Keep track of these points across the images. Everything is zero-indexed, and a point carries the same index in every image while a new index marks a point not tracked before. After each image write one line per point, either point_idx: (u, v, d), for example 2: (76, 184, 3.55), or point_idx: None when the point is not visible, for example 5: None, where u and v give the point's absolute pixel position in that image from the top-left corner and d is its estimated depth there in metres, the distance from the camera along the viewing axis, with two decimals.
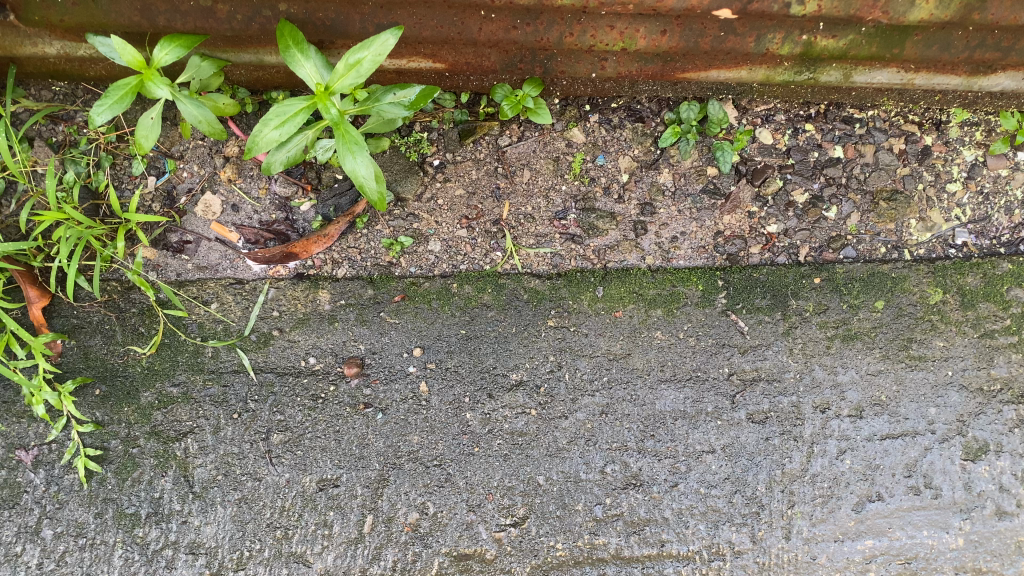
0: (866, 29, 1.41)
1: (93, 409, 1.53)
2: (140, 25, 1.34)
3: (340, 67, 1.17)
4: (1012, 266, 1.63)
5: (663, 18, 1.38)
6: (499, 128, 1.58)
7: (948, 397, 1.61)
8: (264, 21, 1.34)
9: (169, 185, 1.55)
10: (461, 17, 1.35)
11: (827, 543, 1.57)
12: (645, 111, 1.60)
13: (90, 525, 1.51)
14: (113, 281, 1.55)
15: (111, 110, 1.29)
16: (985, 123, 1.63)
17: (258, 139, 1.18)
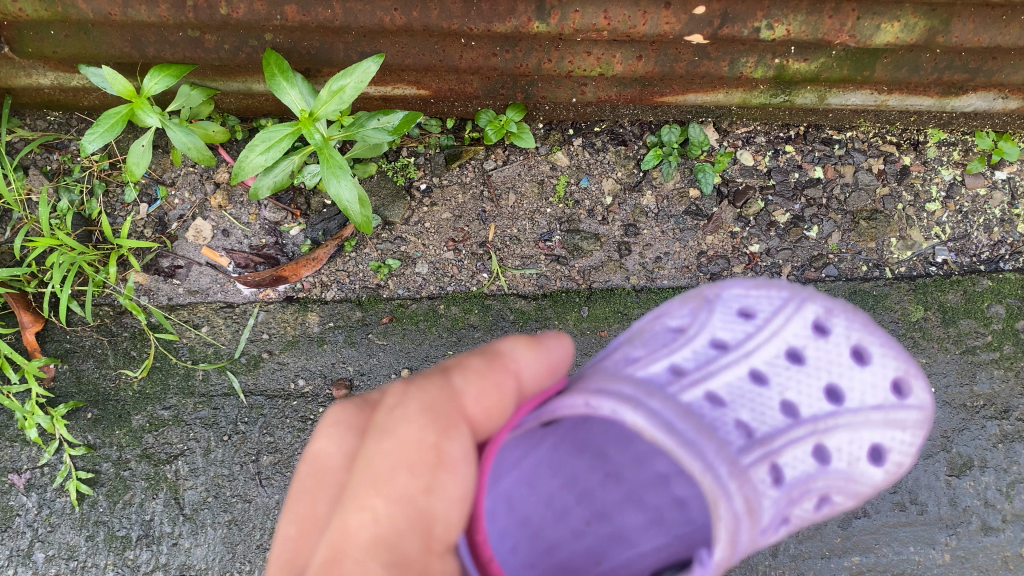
0: (836, 53, 1.46)
1: (85, 433, 1.55)
2: (131, 56, 1.39)
3: (323, 93, 1.20)
4: (992, 283, 1.66)
5: (638, 45, 1.43)
6: (484, 152, 1.62)
7: (932, 413, 1.62)
8: (251, 50, 1.38)
9: (161, 212, 1.58)
10: (441, 45, 1.40)
11: (813, 559, 1.58)
12: (627, 134, 1.64)
13: (82, 547, 1.53)
14: (105, 306, 1.57)
15: (102, 138, 1.33)
16: (962, 143, 1.68)
17: (244, 164, 1.21)
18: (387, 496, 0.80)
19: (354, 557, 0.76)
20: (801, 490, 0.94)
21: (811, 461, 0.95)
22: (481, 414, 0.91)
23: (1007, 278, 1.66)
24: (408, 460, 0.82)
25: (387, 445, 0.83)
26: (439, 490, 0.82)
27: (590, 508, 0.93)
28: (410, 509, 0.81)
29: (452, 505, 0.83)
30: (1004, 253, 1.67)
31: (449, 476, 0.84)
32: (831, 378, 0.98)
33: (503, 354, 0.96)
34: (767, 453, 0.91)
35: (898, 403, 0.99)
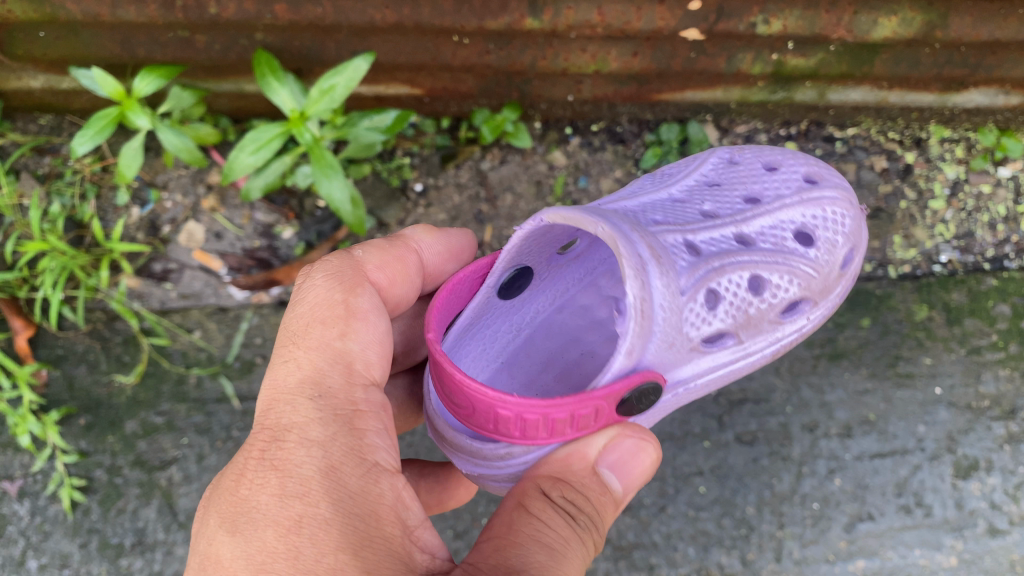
0: (834, 48, 1.45)
1: (77, 439, 1.53)
2: (121, 57, 1.37)
3: (314, 92, 1.19)
4: (997, 282, 1.63)
5: (633, 41, 1.41)
6: (480, 152, 1.60)
7: (937, 414, 1.59)
8: (242, 50, 1.37)
9: (152, 215, 1.57)
10: (434, 43, 1.38)
11: (819, 564, 1.54)
12: (625, 133, 1.60)
13: (74, 555, 1.49)
14: (98, 311, 1.55)
15: (92, 140, 1.30)
16: (965, 139, 1.67)
17: (234, 164, 1.19)
18: (309, 346, 0.89)
19: (285, 399, 0.85)
20: (725, 263, 0.93)
21: (732, 242, 0.97)
22: (388, 282, 1.01)
23: (1013, 277, 1.63)
24: (318, 316, 0.92)
25: (297, 310, 0.93)
26: (353, 335, 0.91)
27: (568, 387, 1.09)
28: (326, 351, 0.89)
29: (368, 347, 0.92)
30: (1009, 251, 1.64)
31: (361, 323, 0.93)
32: (743, 192, 1.06)
33: (407, 236, 1.07)
34: (676, 228, 0.96)
35: (809, 187, 1.05)
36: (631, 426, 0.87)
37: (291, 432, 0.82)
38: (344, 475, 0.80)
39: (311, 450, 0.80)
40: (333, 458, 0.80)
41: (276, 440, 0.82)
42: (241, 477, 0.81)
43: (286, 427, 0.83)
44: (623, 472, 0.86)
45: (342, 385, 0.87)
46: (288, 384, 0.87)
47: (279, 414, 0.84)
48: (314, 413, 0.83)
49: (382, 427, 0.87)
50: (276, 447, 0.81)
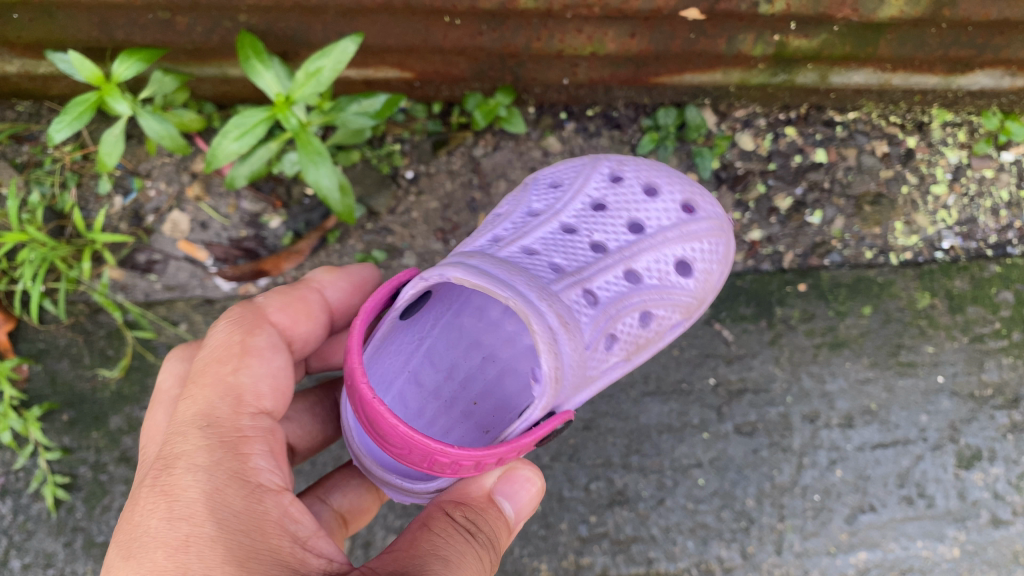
0: (837, 28, 1.41)
1: (60, 436, 1.48)
2: (99, 40, 1.32)
3: (300, 76, 1.15)
4: (1001, 268, 1.60)
5: (632, 22, 1.36)
6: (473, 138, 1.56)
7: (939, 403, 1.56)
8: (225, 33, 1.32)
9: (136, 205, 1.52)
10: (426, 24, 1.34)
11: (819, 557, 1.52)
12: (622, 118, 1.59)
13: (59, 555, 1.46)
14: (80, 303, 1.51)
15: (70, 127, 1.25)
16: (967, 123, 1.64)
17: (217, 151, 1.14)
18: (203, 385, 0.98)
19: (182, 433, 0.92)
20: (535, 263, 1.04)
21: (625, 283, 1.06)
22: (290, 321, 1.13)
23: (1016, 263, 1.60)
24: (217, 355, 1.01)
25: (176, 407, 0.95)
26: (245, 369, 1.02)
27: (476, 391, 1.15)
28: (217, 387, 0.98)
29: (258, 380, 1.02)
30: (1012, 237, 1.61)
31: (256, 359, 1.03)
32: (628, 216, 1.14)
33: (308, 280, 1.20)
34: (575, 280, 1.03)
35: (688, 219, 1.14)
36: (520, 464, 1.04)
37: (180, 472, 0.87)
38: (265, 559, 0.83)
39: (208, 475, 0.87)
40: (245, 532, 0.85)
41: (166, 468, 0.88)
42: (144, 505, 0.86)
43: (177, 456, 0.89)
44: (516, 496, 1.02)
45: (234, 460, 0.91)
46: (193, 457, 0.89)
47: (176, 446, 0.91)
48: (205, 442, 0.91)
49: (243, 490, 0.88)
50: (187, 523, 0.83)
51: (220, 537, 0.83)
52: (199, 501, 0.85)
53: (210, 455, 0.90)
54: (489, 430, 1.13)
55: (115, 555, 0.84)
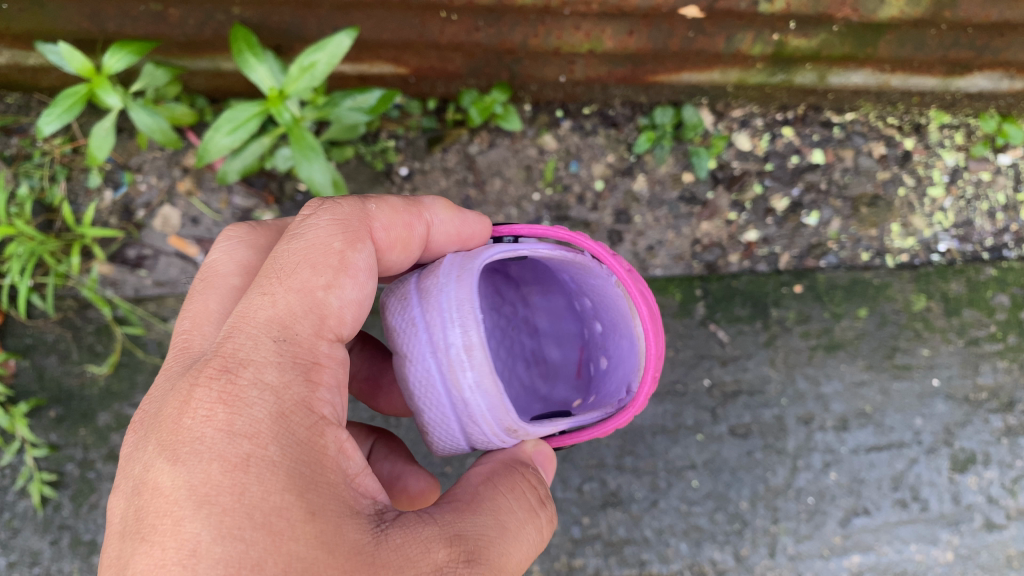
0: (837, 28, 1.40)
1: (48, 432, 1.47)
2: (90, 32, 1.31)
3: (294, 69, 1.13)
4: (997, 271, 1.59)
5: (630, 20, 1.35)
6: (468, 135, 1.55)
7: (935, 406, 1.56)
8: (218, 26, 1.31)
9: (126, 199, 1.50)
10: (421, 19, 1.32)
11: (812, 559, 1.51)
12: (618, 117, 1.59)
13: (45, 553, 1.44)
14: (69, 298, 1.49)
15: (59, 120, 1.23)
16: (965, 125, 1.63)
17: (209, 145, 1.12)
18: (291, 288, 0.80)
19: (248, 333, 0.77)
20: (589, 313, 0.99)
21: None
22: (385, 245, 0.90)
23: (1012, 266, 1.60)
24: (312, 258, 0.82)
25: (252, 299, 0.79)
26: (338, 290, 0.82)
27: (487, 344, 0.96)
28: (304, 298, 0.80)
29: (347, 305, 0.83)
30: (1009, 240, 1.61)
31: (350, 280, 0.83)
32: None
33: (420, 203, 0.94)
34: None
35: None
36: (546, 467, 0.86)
37: (245, 382, 0.74)
38: (324, 494, 0.72)
39: (264, 389, 0.74)
40: (310, 463, 0.73)
41: (228, 371, 0.74)
42: (187, 402, 0.73)
43: (241, 360, 0.75)
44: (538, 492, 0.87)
45: (303, 389, 0.76)
46: (261, 377, 0.74)
47: (238, 346, 0.76)
48: (274, 355, 0.76)
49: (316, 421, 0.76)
50: (249, 442, 0.70)
51: (286, 467, 0.71)
52: (258, 426, 0.71)
53: (285, 377, 0.75)
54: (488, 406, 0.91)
55: (157, 457, 0.71)
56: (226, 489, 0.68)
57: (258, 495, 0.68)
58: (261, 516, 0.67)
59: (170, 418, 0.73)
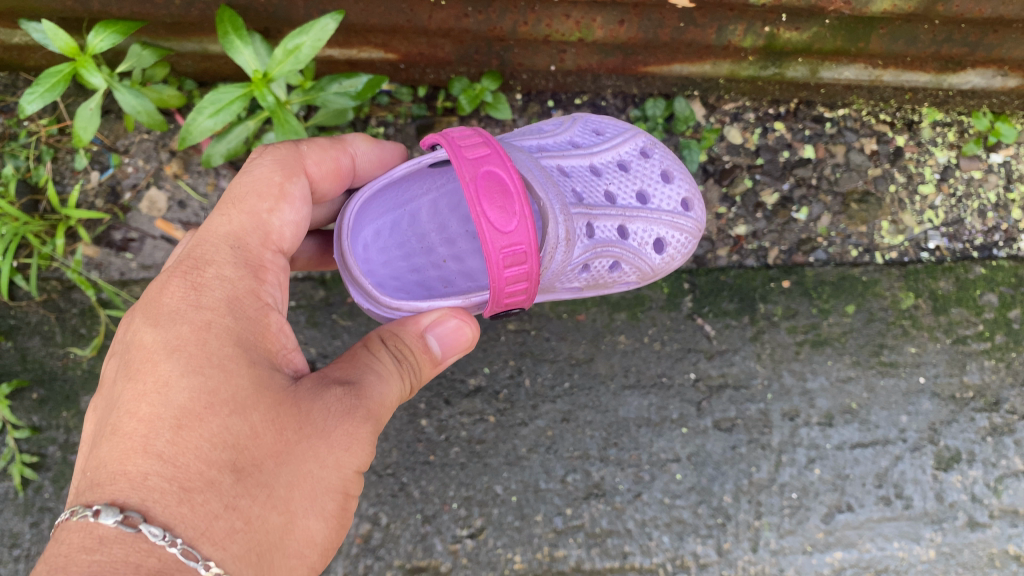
0: (830, 22, 1.39)
1: (30, 414, 1.46)
2: (75, 10, 1.29)
3: (278, 53, 1.12)
4: (986, 270, 1.59)
5: (621, 9, 1.34)
6: (458, 124, 1.54)
7: (920, 404, 1.56)
8: (204, 6, 1.29)
9: (113, 181, 1.49)
10: (410, 5, 1.31)
11: (795, 555, 1.51)
12: (610, 107, 1.57)
13: (26, 535, 1.43)
14: (53, 280, 1.47)
15: (42, 99, 1.22)
16: (957, 123, 1.63)
17: (191, 128, 1.11)
18: (243, 211, 1.01)
19: (211, 241, 0.98)
20: (581, 185, 1.23)
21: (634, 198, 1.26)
22: (319, 176, 1.12)
23: (1001, 265, 1.59)
24: (258, 189, 1.03)
25: (214, 219, 1.00)
26: (279, 213, 1.03)
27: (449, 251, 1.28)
28: (254, 220, 1.01)
29: (287, 226, 1.03)
30: (998, 240, 1.60)
31: (289, 205, 1.04)
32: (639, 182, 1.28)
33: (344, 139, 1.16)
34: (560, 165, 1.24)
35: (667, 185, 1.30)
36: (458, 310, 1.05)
37: (209, 273, 0.94)
38: (264, 355, 0.92)
39: (223, 278, 0.94)
40: (248, 333, 0.91)
41: (196, 267, 0.94)
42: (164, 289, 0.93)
43: (205, 259, 0.95)
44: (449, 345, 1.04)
45: (254, 284, 0.96)
46: (222, 270, 0.95)
47: (200, 248, 0.97)
48: (230, 255, 0.97)
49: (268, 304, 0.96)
50: (209, 309, 0.91)
51: (238, 330, 0.91)
52: (221, 300, 0.92)
53: (239, 270, 0.96)
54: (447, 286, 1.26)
55: (141, 324, 0.91)
56: (196, 345, 0.88)
57: (218, 346, 0.88)
58: (219, 360, 0.87)
59: (154, 296, 0.93)
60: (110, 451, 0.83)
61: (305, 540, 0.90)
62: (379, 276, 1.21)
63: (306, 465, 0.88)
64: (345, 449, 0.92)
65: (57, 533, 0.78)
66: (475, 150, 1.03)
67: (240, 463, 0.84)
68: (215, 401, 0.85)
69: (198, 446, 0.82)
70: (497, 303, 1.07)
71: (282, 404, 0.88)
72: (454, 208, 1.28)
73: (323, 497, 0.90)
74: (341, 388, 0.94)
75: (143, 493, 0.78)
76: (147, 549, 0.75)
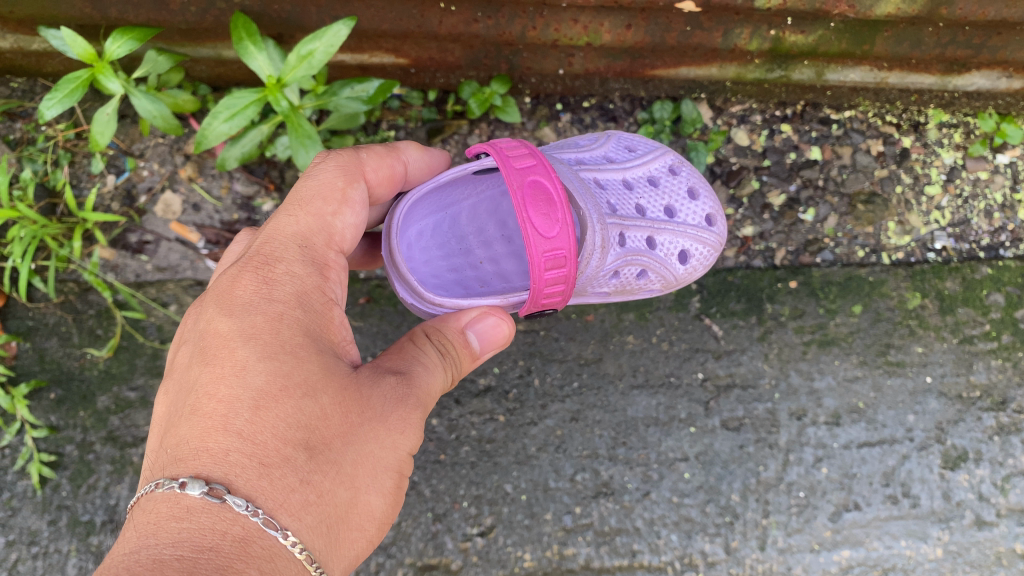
0: (835, 25, 1.41)
1: (48, 414, 1.48)
2: (92, 17, 1.32)
3: (292, 58, 1.14)
4: (992, 270, 1.60)
5: (628, 13, 1.36)
6: (468, 126, 1.55)
7: (927, 403, 1.57)
8: (219, 14, 1.32)
9: (129, 184, 1.52)
10: (420, 10, 1.34)
11: (802, 553, 1.52)
12: (617, 110, 1.58)
13: (43, 532, 1.46)
14: (70, 282, 1.50)
15: (61, 105, 1.24)
16: (964, 124, 1.64)
17: (207, 132, 1.14)
18: (308, 212, 1.03)
19: (279, 239, 1.01)
20: (617, 197, 1.25)
21: (663, 213, 1.29)
22: (374, 183, 1.13)
23: (1008, 266, 1.60)
24: (323, 191, 1.05)
25: (280, 218, 1.03)
26: (342, 216, 1.06)
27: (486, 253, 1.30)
28: (320, 222, 1.04)
29: (348, 229, 1.06)
30: (1005, 240, 1.61)
31: (350, 209, 1.07)
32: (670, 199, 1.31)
33: (398, 147, 1.17)
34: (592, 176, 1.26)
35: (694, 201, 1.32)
36: (493, 310, 1.08)
37: (279, 268, 0.98)
38: (331, 347, 0.96)
39: (293, 273, 0.98)
40: (317, 325, 0.95)
41: (267, 263, 0.98)
42: (236, 282, 0.96)
43: (276, 256, 0.99)
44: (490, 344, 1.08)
45: (319, 280, 1.00)
46: (292, 266, 0.98)
47: (270, 245, 1.00)
48: (298, 252, 1.00)
49: (331, 301, 0.99)
50: (282, 302, 0.94)
51: (309, 322, 0.95)
52: (291, 294, 0.96)
53: (304, 266, 0.99)
54: (483, 286, 1.28)
55: (214, 314, 0.94)
56: (270, 333, 0.91)
57: (290, 335, 0.92)
58: (291, 347, 0.91)
59: (226, 287, 0.97)
60: (189, 429, 0.86)
61: (366, 515, 0.92)
62: (420, 274, 1.24)
63: (369, 446, 0.91)
64: (401, 432, 0.95)
65: (141, 504, 0.82)
66: (523, 160, 1.07)
67: (312, 442, 0.87)
68: (289, 385, 0.88)
69: (276, 425, 0.86)
70: (534, 304, 1.10)
71: (349, 389, 0.92)
72: (493, 214, 1.30)
73: (385, 475, 0.93)
74: (394, 377, 0.97)
75: (226, 466, 0.82)
76: (232, 518, 0.78)
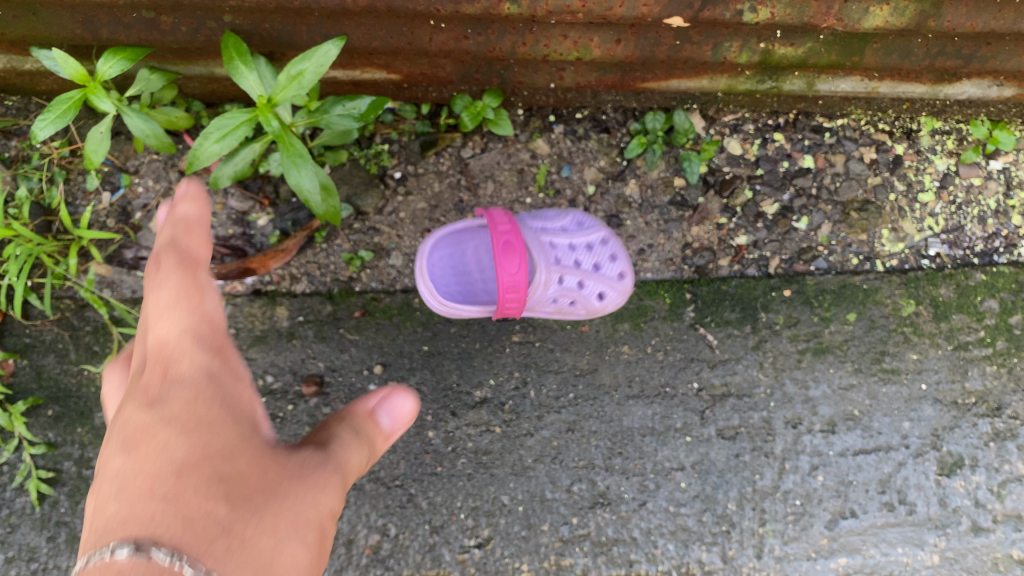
0: (824, 37, 1.42)
1: (45, 430, 1.48)
2: (83, 38, 1.32)
3: (283, 78, 1.14)
4: (986, 277, 1.60)
5: (618, 28, 1.36)
6: (461, 139, 1.57)
7: (922, 410, 1.58)
8: (210, 32, 1.33)
9: (124, 201, 1.53)
10: (410, 27, 1.34)
11: (799, 561, 1.54)
12: (611, 121, 1.59)
13: (43, 549, 1.47)
14: (67, 299, 1.51)
15: (53, 125, 1.25)
16: (956, 131, 1.64)
17: (199, 152, 1.14)
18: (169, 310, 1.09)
19: (183, 357, 1.02)
20: None
21: None
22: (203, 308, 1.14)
23: (1002, 271, 1.61)
24: (190, 319, 1.08)
25: (163, 324, 1.08)
26: (206, 300, 1.13)
27: None
28: (195, 315, 1.10)
29: (216, 310, 1.13)
30: (998, 246, 1.62)
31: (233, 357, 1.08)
32: None
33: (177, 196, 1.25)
34: None
35: None
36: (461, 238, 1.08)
37: (179, 366, 1.01)
38: (234, 407, 0.97)
39: (195, 382, 0.99)
40: (222, 395, 0.98)
41: (166, 368, 1.01)
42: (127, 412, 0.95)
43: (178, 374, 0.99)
44: (398, 417, 1.05)
45: (218, 363, 1.04)
46: (193, 360, 1.02)
47: (173, 355, 1.03)
48: (202, 373, 1.01)
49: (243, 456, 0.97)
50: (189, 386, 0.97)
51: (215, 398, 0.97)
52: (196, 381, 0.99)
53: (206, 355, 1.04)
54: None
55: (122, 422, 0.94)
56: (178, 406, 0.93)
57: (191, 394, 0.96)
58: (204, 421, 0.92)
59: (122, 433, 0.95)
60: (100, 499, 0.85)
61: (293, 565, 0.84)
62: None
63: (288, 481, 0.89)
64: (326, 471, 0.93)
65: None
66: None
67: (222, 472, 0.85)
68: (190, 428, 0.90)
69: (178, 454, 0.86)
70: None
71: (252, 440, 0.93)
72: (492, 253, 1.55)
73: (306, 527, 0.87)
74: (311, 450, 0.96)
75: (131, 503, 0.81)
76: (140, 524, 0.78)
